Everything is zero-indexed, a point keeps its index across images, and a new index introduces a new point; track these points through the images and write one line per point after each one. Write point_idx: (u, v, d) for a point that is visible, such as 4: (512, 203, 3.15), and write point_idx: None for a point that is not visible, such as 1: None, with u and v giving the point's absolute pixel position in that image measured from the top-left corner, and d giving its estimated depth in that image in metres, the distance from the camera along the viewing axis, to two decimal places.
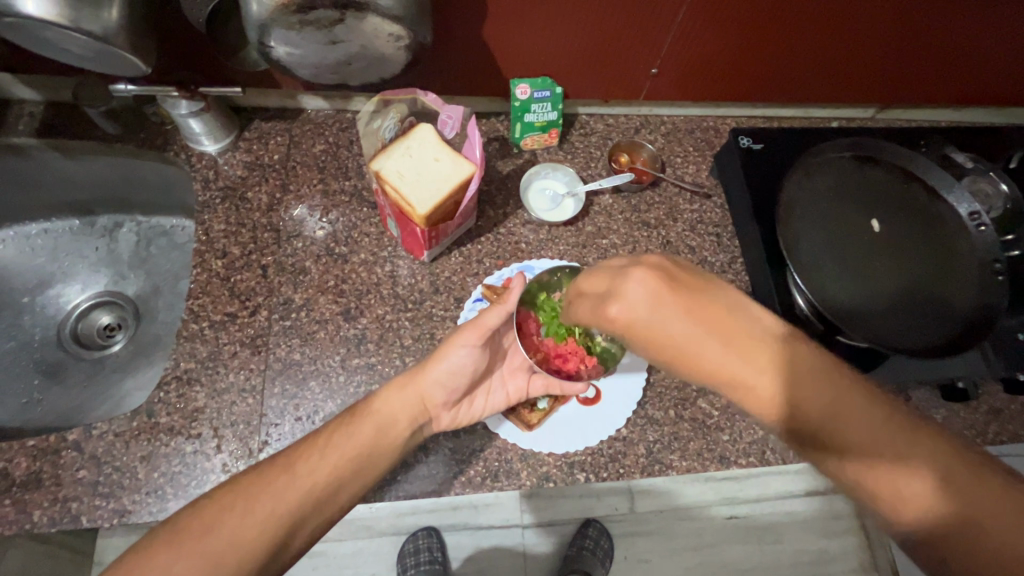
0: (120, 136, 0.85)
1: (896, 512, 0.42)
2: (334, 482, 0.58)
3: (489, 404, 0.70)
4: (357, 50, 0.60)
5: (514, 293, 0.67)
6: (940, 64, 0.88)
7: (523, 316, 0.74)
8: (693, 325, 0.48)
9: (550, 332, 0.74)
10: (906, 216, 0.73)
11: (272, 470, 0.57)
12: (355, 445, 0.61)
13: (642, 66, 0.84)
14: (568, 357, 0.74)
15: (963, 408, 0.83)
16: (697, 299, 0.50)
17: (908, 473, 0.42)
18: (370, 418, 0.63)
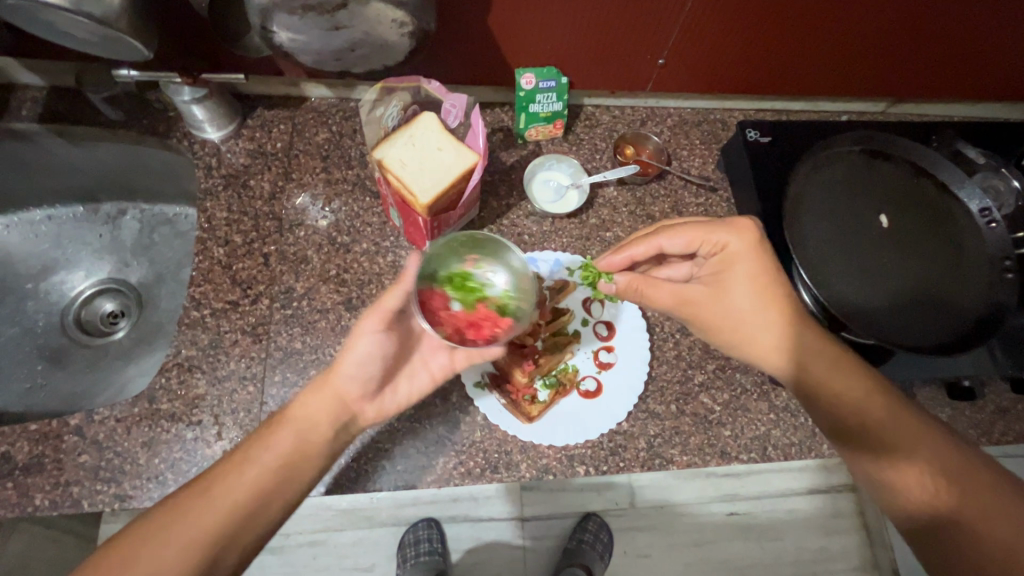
0: (124, 122, 0.84)
1: (918, 504, 0.56)
2: (258, 498, 0.58)
3: (414, 389, 0.66)
4: (361, 36, 0.59)
5: (411, 268, 0.63)
6: (953, 58, 0.86)
7: (425, 293, 0.64)
8: (770, 293, 0.64)
9: (458, 302, 0.65)
10: (916, 212, 0.74)
11: (188, 497, 0.57)
12: (274, 454, 0.59)
13: (649, 57, 0.83)
14: (483, 324, 0.65)
15: (969, 406, 0.82)
16: (781, 295, 0.64)
17: (927, 462, 0.57)
18: (288, 425, 0.61)
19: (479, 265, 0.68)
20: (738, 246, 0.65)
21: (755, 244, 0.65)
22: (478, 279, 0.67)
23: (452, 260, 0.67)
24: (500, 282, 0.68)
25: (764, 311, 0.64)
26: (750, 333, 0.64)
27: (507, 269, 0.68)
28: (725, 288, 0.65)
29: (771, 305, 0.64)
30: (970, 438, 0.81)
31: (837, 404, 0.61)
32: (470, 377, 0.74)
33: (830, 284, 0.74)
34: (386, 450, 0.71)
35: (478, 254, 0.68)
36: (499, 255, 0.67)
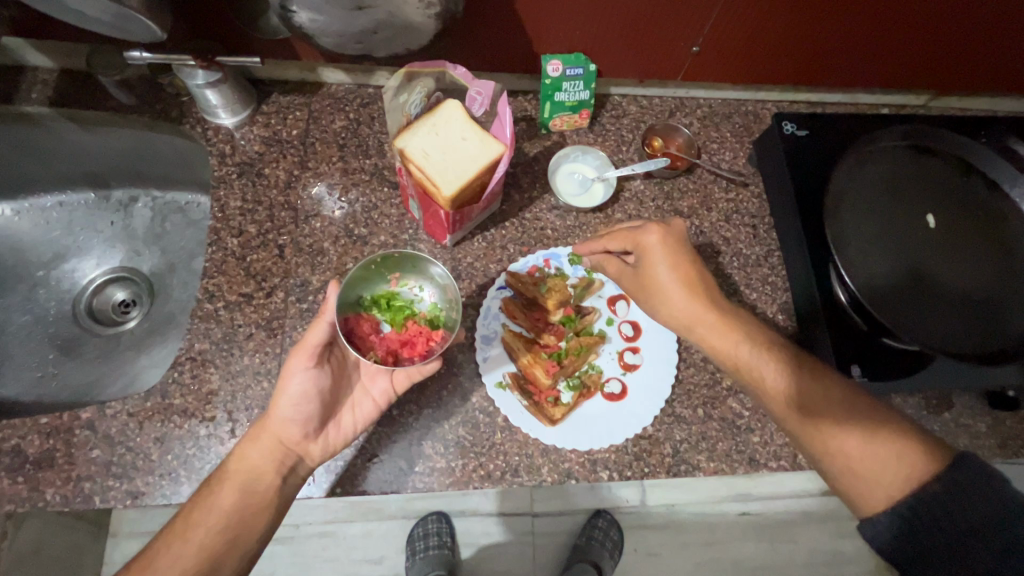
0: (136, 107, 0.83)
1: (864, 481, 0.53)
2: (206, 557, 0.58)
3: (358, 418, 0.65)
4: (384, 17, 0.56)
5: (334, 299, 0.60)
6: (1003, 49, 0.81)
7: (353, 319, 0.65)
8: (686, 279, 0.67)
9: (388, 324, 0.68)
10: (963, 213, 0.72)
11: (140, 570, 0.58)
12: (219, 513, 0.59)
13: (681, 44, 0.79)
14: (416, 341, 0.67)
15: (1010, 416, 0.79)
16: (699, 290, 0.66)
17: (842, 439, 0.55)
18: (232, 480, 0.60)
19: (403, 283, 0.70)
20: (653, 237, 0.68)
21: (667, 238, 0.68)
22: (405, 297, 0.70)
23: (374, 285, 0.69)
24: (428, 297, 0.70)
25: (684, 291, 0.66)
26: (666, 313, 0.68)
27: (431, 282, 0.69)
28: (648, 275, 0.68)
29: (684, 293, 0.66)
30: (1009, 449, 0.78)
31: (766, 398, 0.62)
32: (491, 376, 0.72)
33: (873, 287, 0.69)
34: (403, 450, 0.69)
35: (400, 272, 0.70)
36: (420, 271, 0.69)
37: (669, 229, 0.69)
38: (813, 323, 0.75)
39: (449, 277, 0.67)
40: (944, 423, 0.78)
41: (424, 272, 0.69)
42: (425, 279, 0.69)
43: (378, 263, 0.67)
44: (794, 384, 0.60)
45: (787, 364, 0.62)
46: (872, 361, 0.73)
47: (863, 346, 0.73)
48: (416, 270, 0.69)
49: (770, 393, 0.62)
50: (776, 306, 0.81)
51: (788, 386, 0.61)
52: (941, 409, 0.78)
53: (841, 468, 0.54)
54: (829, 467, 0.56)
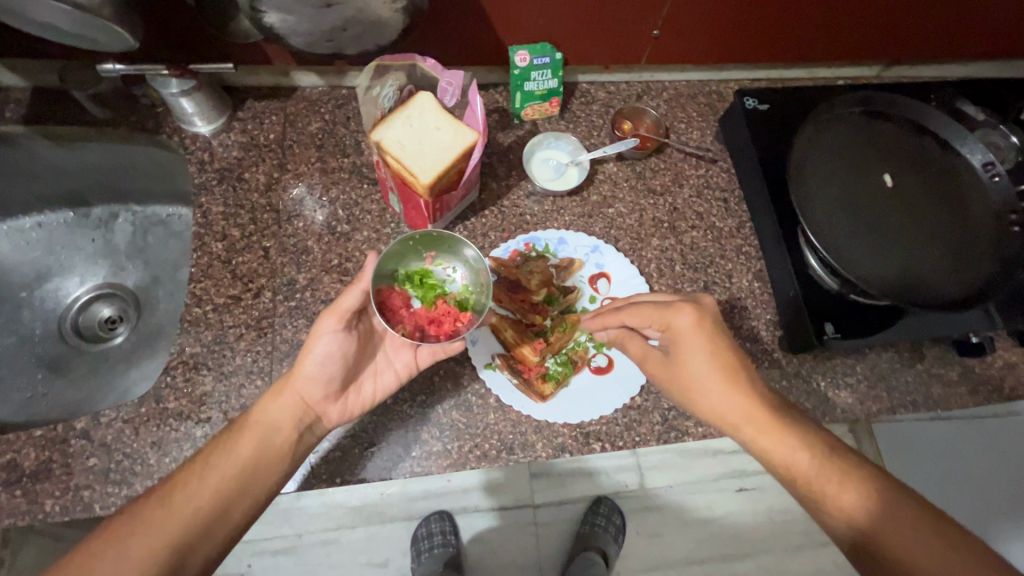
0: (110, 120, 0.83)
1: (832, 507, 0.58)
2: (218, 500, 0.58)
3: (379, 387, 0.67)
4: (353, 13, 0.57)
5: (371, 269, 0.63)
6: (944, 18, 0.86)
7: (387, 292, 0.67)
8: (724, 369, 0.64)
9: (419, 300, 0.69)
10: (918, 170, 0.75)
11: (150, 502, 0.58)
12: (236, 460, 0.60)
13: (642, 29, 0.82)
14: (444, 320, 0.68)
15: (978, 363, 0.83)
16: (728, 370, 0.64)
17: (860, 507, 0.56)
18: (251, 430, 0.62)
19: (438, 263, 0.72)
20: (686, 321, 0.65)
21: (702, 326, 0.65)
22: (438, 277, 0.71)
23: (413, 261, 0.71)
24: (460, 278, 0.72)
25: (723, 384, 0.63)
26: (707, 411, 0.64)
27: (464, 264, 0.71)
28: (680, 366, 0.65)
29: (724, 386, 0.63)
30: (979, 394, 0.82)
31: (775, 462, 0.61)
32: (481, 358, 0.74)
33: (840, 248, 0.72)
34: (400, 437, 0.70)
35: (435, 251, 0.71)
36: (454, 252, 0.71)
37: (702, 308, 0.66)
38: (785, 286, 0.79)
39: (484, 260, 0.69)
40: (917, 374, 0.82)
41: (456, 253, 0.71)
42: (457, 259, 0.71)
43: (416, 240, 0.69)
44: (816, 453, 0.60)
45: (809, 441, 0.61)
46: (847, 318, 0.75)
47: (836, 304, 0.76)
48: (451, 250, 0.71)
49: (804, 481, 0.60)
50: (750, 275, 0.84)
51: (823, 473, 0.59)
52: (912, 361, 0.82)
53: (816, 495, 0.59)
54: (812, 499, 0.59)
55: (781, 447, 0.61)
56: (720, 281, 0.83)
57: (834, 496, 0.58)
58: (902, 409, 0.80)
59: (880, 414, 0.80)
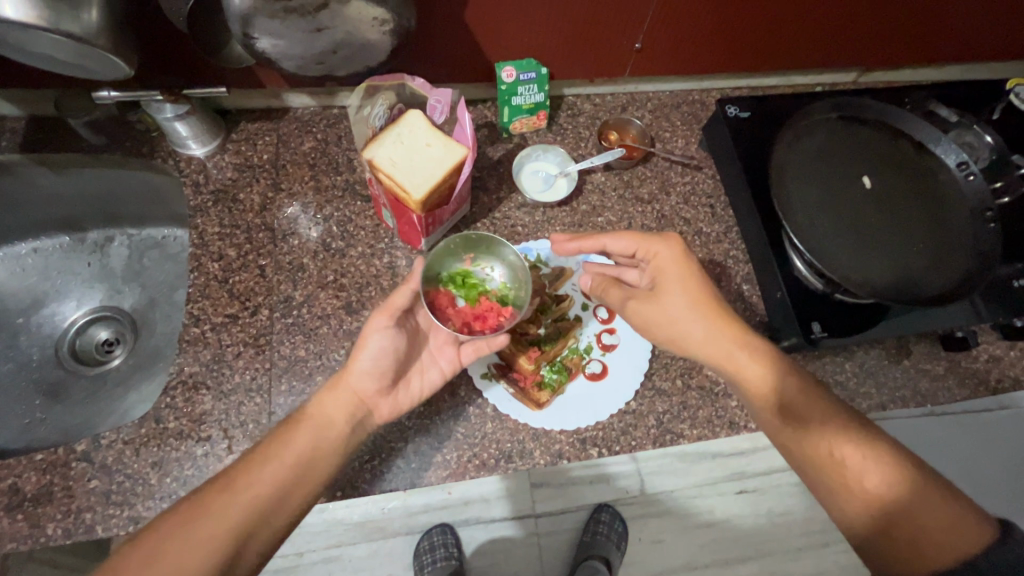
0: (107, 145, 0.86)
1: (857, 493, 0.56)
2: (280, 488, 0.58)
3: (426, 383, 0.69)
4: (343, 37, 0.59)
5: (419, 270, 0.67)
6: (916, 24, 0.89)
7: (433, 292, 0.70)
8: (709, 309, 0.66)
9: (463, 299, 0.72)
10: (895, 172, 0.78)
11: (212, 490, 0.56)
12: (296, 449, 0.60)
13: (624, 43, 0.84)
14: (488, 315, 0.71)
15: (964, 357, 0.85)
16: (713, 308, 0.67)
17: (860, 461, 0.57)
18: (308, 422, 0.62)
19: (477, 263, 0.74)
20: (666, 250, 0.69)
21: (681, 256, 0.69)
22: (478, 276, 0.74)
23: (454, 262, 0.74)
24: (498, 277, 0.74)
25: (698, 312, 0.66)
26: (689, 345, 0.67)
27: (503, 263, 0.74)
28: (660, 297, 0.68)
29: (708, 318, 0.66)
30: (967, 388, 0.84)
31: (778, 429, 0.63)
32: (478, 369, 0.75)
33: (824, 250, 0.74)
34: (398, 449, 0.71)
35: (474, 253, 0.74)
36: (494, 252, 0.74)
37: (679, 244, 0.70)
38: (771, 288, 0.80)
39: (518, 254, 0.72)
40: (904, 370, 0.83)
41: (496, 252, 0.73)
42: (496, 259, 0.74)
43: (459, 242, 0.72)
44: (842, 436, 0.59)
45: (811, 398, 0.62)
46: (833, 318, 0.77)
47: (823, 304, 0.77)
48: (490, 250, 0.73)
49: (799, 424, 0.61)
50: (739, 278, 0.86)
51: (843, 449, 0.58)
52: (900, 357, 0.84)
53: (839, 480, 0.57)
54: (836, 485, 0.57)
55: (773, 388, 0.63)
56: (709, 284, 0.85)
57: (824, 436, 0.59)
58: (892, 405, 0.82)
59: (870, 411, 0.81)
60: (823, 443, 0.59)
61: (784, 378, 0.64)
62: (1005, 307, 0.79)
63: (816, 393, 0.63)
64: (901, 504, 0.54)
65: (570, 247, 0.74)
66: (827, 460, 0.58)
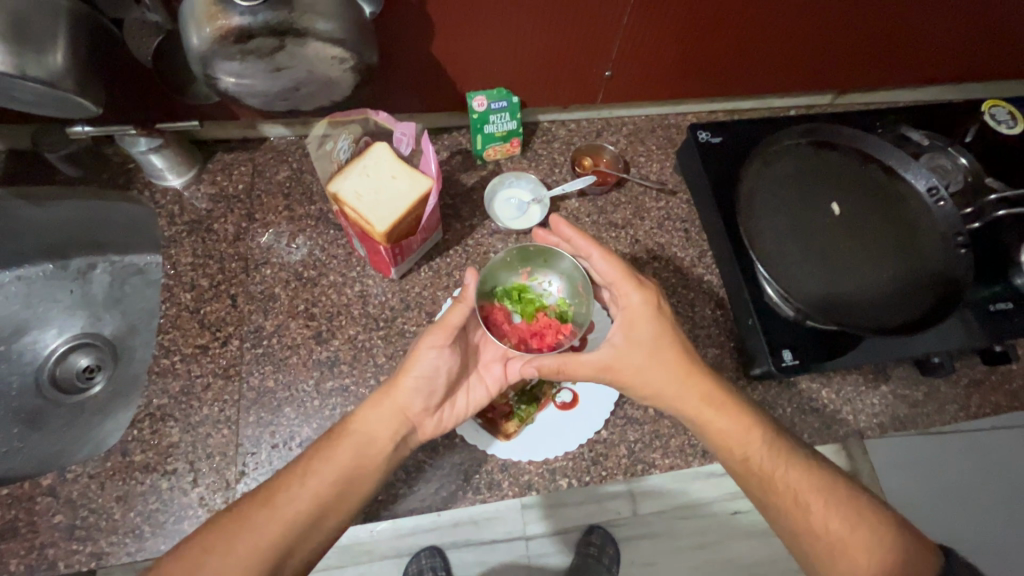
0: (83, 177, 0.86)
1: (823, 540, 0.59)
2: (318, 508, 0.60)
3: (472, 401, 0.69)
4: (304, 75, 0.59)
5: (473, 284, 0.68)
6: (888, 46, 0.89)
7: (488, 308, 0.73)
8: (679, 362, 0.66)
9: (520, 315, 0.75)
10: (863, 197, 0.78)
11: (252, 506, 0.59)
12: (337, 467, 0.62)
13: (594, 70, 0.85)
14: (546, 333, 0.74)
15: (943, 382, 0.84)
16: (684, 362, 0.66)
17: (827, 510, 0.60)
18: (350, 438, 0.63)
19: (534, 278, 0.78)
20: (637, 298, 0.68)
21: (654, 306, 0.68)
22: (535, 291, 0.77)
23: (512, 279, 0.77)
24: (555, 292, 0.78)
25: (665, 366, 0.65)
26: (655, 396, 0.66)
27: (560, 277, 0.77)
28: (631, 346, 0.66)
29: (677, 374, 0.65)
30: (947, 414, 0.82)
31: (745, 475, 0.64)
32: None
33: (790, 277, 0.74)
34: None
35: (532, 267, 0.78)
36: (550, 267, 0.77)
37: (650, 292, 0.68)
38: (742, 315, 0.80)
39: (577, 268, 0.75)
40: (882, 395, 0.82)
41: (553, 267, 0.77)
42: (555, 273, 0.77)
43: (516, 257, 0.76)
44: (811, 484, 0.62)
45: (779, 448, 0.64)
46: (803, 345, 0.77)
47: (794, 332, 0.77)
48: (547, 265, 0.77)
49: (764, 473, 0.63)
50: (713, 303, 0.85)
51: (813, 496, 0.61)
52: (877, 382, 0.83)
53: (803, 529, 0.60)
54: (798, 530, 0.60)
55: (741, 444, 0.64)
56: (683, 310, 0.84)
57: (788, 482, 0.62)
58: (869, 432, 0.81)
59: (847, 438, 0.80)
60: (789, 488, 0.61)
61: (751, 432, 0.64)
62: (980, 332, 0.79)
63: (788, 442, 0.65)
64: (843, 543, 0.58)
65: (567, 232, 0.72)
66: (791, 504, 0.61)
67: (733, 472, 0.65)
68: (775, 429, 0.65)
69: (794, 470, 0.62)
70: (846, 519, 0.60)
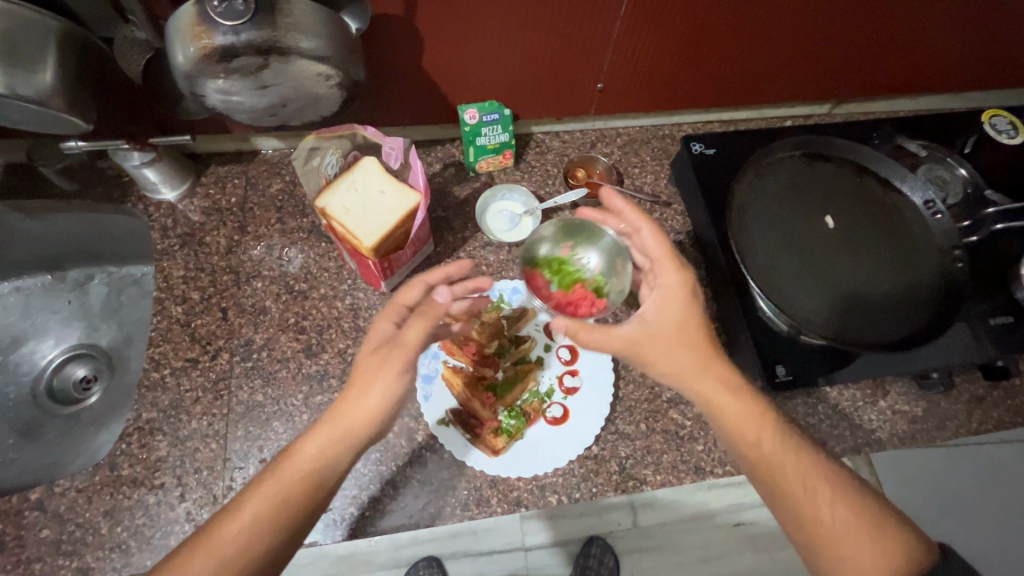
0: (79, 191, 0.89)
1: (828, 534, 0.55)
2: (267, 554, 0.51)
3: None
4: (290, 92, 0.59)
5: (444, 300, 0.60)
6: (885, 56, 0.88)
7: (528, 273, 0.76)
8: (701, 343, 0.63)
9: (557, 285, 0.74)
10: (859, 211, 0.77)
11: (192, 550, 0.51)
12: (282, 506, 0.53)
13: (587, 82, 0.84)
14: (579, 305, 0.72)
15: (943, 398, 0.82)
16: (706, 343, 0.63)
17: (833, 504, 0.56)
18: (293, 477, 0.54)
19: (574, 252, 0.74)
20: (675, 277, 0.64)
21: (687, 286, 0.64)
22: (576, 264, 0.74)
23: (551, 249, 0.75)
24: (595, 266, 0.74)
25: (687, 345, 0.62)
26: (674, 375, 0.62)
27: (603, 253, 0.74)
28: (659, 322, 0.63)
29: (697, 353, 0.62)
30: (947, 431, 0.81)
31: (754, 465, 0.59)
32: (434, 414, 0.74)
33: (783, 291, 0.73)
34: (353, 497, 0.71)
35: (574, 242, 0.75)
36: (594, 241, 0.74)
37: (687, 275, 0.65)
38: (735, 330, 0.79)
39: (623, 246, 0.73)
40: (880, 411, 0.81)
41: (596, 242, 0.74)
42: (597, 249, 0.74)
43: None
44: (819, 475, 0.58)
45: (789, 438, 0.60)
46: (796, 361, 0.76)
47: (787, 347, 0.76)
48: (591, 239, 0.74)
49: (771, 464, 0.58)
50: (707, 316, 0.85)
51: (821, 489, 0.57)
52: (875, 398, 0.81)
53: (810, 522, 0.56)
54: (804, 523, 0.56)
55: (753, 429, 0.60)
56: None
57: (794, 471, 0.58)
58: (867, 449, 0.79)
59: (843, 455, 0.79)
60: (799, 476, 0.57)
61: (763, 421, 0.60)
62: (981, 348, 0.77)
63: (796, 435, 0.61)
64: (847, 537, 0.54)
65: (618, 207, 0.69)
66: (798, 495, 0.57)
67: (740, 460, 0.60)
68: (782, 416, 0.62)
69: (803, 462, 0.58)
70: (846, 507, 0.56)
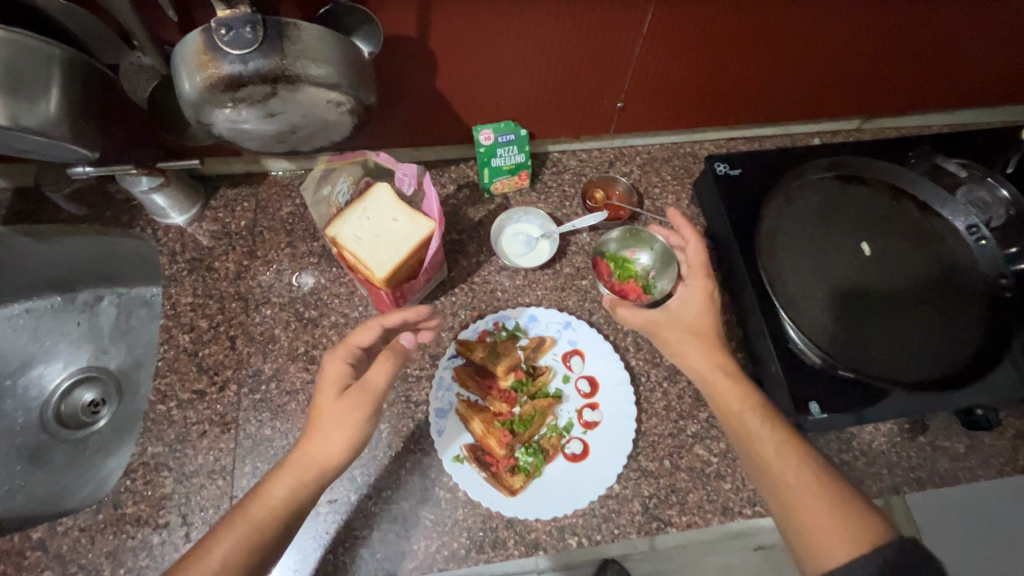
0: (86, 215, 0.85)
1: (790, 495, 0.55)
2: None
3: None
4: (299, 120, 0.57)
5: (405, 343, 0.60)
6: (919, 70, 0.84)
7: (597, 261, 0.82)
8: (706, 329, 0.65)
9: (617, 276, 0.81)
10: (897, 235, 0.73)
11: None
12: (253, 544, 0.52)
13: (605, 101, 0.81)
14: (629, 294, 0.78)
15: (987, 433, 0.77)
16: (708, 328, 0.65)
17: (799, 469, 0.56)
18: (261, 519, 0.53)
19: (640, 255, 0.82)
20: (702, 282, 0.66)
21: (708, 285, 0.66)
22: (637, 265, 0.82)
23: (618, 248, 0.83)
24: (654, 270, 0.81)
25: (693, 328, 0.65)
26: (676, 349, 0.66)
27: (664, 258, 0.81)
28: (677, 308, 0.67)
29: (695, 332, 0.65)
30: (991, 469, 0.76)
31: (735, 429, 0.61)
32: (449, 451, 0.71)
33: (815, 323, 0.69)
34: (363, 537, 0.68)
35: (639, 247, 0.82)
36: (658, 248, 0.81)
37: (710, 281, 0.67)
38: (765, 361, 0.75)
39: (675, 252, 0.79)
40: (919, 448, 0.76)
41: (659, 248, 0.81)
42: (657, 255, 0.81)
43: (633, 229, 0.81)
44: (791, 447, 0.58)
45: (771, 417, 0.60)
46: (831, 395, 0.71)
47: (823, 380, 0.71)
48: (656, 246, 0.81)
49: (750, 437, 0.60)
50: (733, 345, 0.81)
51: (789, 456, 0.57)
52: (914, 434, 0.77)
53: (776, 481, 0.56)
54: (770, 487, 0.57)
55: (738, 402, 0.61)
56: None
57: (767, 439, 0.59)
58: (906, 488, 0.75)
59: (881, 495, 0.74)
60: (772, 444, 0.58)
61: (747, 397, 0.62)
62: None
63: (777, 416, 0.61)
64: (810, 502, 0.54)
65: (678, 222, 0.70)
66: (769, 458, 0.58)
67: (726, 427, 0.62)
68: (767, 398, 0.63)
69: (779, 438, 0.59)
70: (809, 471, 0.56)
